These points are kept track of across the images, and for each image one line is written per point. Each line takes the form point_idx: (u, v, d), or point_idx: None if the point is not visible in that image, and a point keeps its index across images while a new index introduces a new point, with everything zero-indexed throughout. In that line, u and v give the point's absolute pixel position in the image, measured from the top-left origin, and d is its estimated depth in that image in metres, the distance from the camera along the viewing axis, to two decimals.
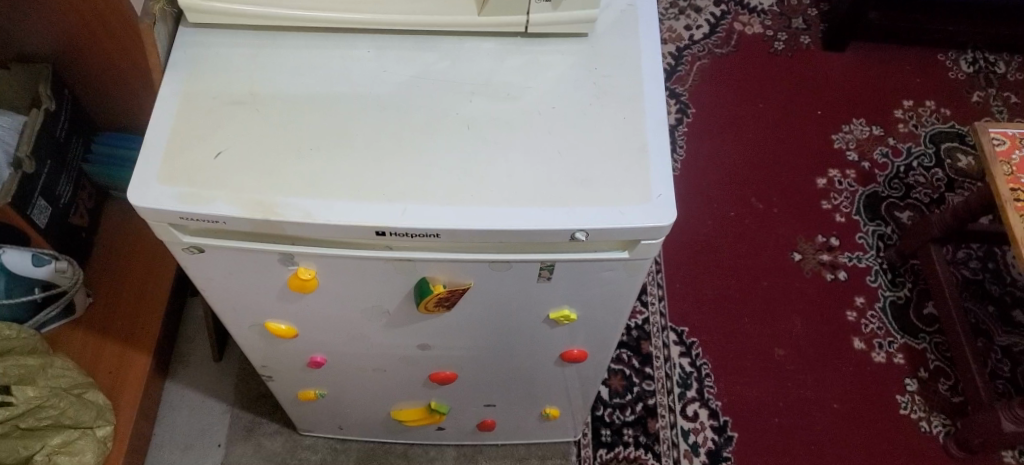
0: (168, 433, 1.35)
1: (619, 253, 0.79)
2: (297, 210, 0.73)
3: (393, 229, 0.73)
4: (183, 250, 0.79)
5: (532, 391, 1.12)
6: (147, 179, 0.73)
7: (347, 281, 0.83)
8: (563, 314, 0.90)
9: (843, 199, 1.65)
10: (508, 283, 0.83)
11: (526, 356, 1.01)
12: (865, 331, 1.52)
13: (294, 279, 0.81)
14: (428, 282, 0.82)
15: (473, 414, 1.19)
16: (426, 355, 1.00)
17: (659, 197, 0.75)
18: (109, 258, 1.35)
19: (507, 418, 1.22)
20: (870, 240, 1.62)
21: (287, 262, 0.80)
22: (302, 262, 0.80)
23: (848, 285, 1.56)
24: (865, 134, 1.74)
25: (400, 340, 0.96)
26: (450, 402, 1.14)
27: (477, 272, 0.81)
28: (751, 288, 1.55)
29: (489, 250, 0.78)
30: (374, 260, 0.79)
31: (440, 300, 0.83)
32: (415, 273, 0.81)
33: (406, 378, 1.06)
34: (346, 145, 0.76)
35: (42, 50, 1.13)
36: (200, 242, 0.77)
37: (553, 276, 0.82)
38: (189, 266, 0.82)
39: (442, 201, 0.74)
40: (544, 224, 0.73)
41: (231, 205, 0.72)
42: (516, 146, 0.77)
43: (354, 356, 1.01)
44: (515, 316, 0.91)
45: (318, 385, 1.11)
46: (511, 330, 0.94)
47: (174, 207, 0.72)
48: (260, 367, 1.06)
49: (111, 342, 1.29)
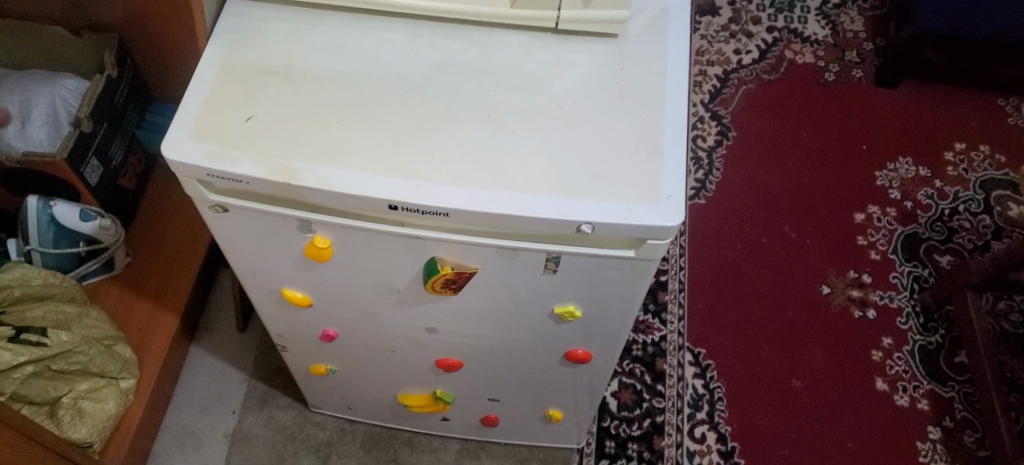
0: (187, 396, 1.40)
1: (626, 251, 0.80)
2: (316, 177, 0.76)
3: (406, 205, 0.76)
4: (207, 208, 0.82)
5: (535, 390, 1.13)
6: (180, 135, 0.77)
7: (359, 254, 0.85)
8: (567, 309, 0.91)
9: (880, 237, 1.63)
10: (515, 272, 0.85)
11: (530, 353, 1.03)
12: (889, 372, 1.48)
13: (310, 247, 0.85)
14: (437, 263, 0.84)
15: (477, 407, 1.21)
16: (433, 340, 1.02)
17: (668, 197, 0.76)
18: (151, 221, 1.41)
19: (511, 416, 1.23)
20: (905, 281, 1.58)
21: (304, 229, 0.83)
22: (318, 230, 0.83)
23: (876, 325, 1.53)
24: (911, 174, 1.71)
25: (408, 321, 0.98)
26: (456, 392, 1.16)
27: (484, 258, 0.83)
28: (775, 317, 1.53)
29: (497, 236, 0.80)
30: (386, 235, 0.81)
31: (447, 282, 0.85)
32: (424, 253, 0.83)
33: (413, 362, 1.08)
34: (370, 121, 0.79)
35: (111, 19, 1.19)
36: (223, 201, 0.81)
37: (559, 269, 0.83)
38: (211, 225, 0.86)
39: (456, 183, 0.77)
40: (551, 215, 0.75)
41: (255, 167, 0.76)
42: (535, 137, 0.79)
43: (364, 334, 1.03)
44: (520, 308, 0.92)
45: (329, 361, 1.14)
46: (516, 323, 0.95)
47: (200, 163, 0.76)
48: (273, 335, 1.09)
49: (144, 301, 1.35)
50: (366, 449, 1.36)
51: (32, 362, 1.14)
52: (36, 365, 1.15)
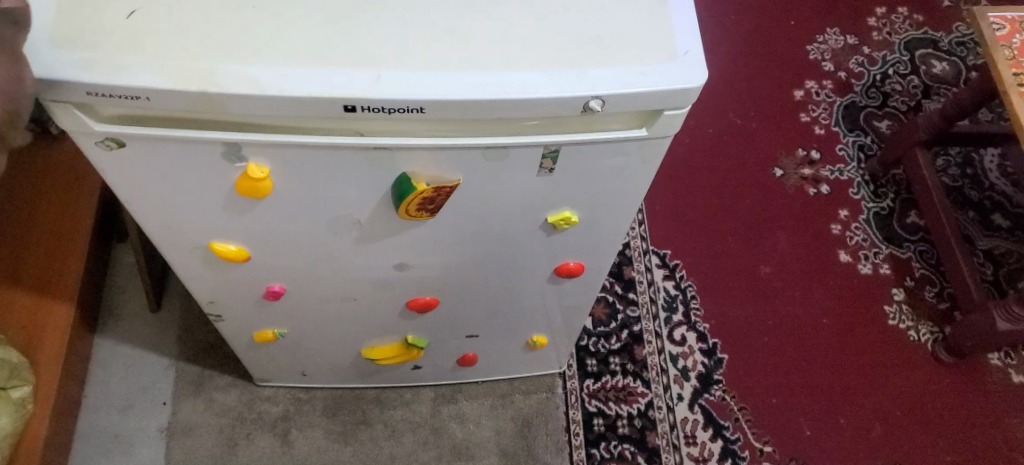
0: (105, 393, 1.20)
1: (636, 132, 0.67)
2: (242, 80, 0.58)
3: (366, 103, 0.59)
4: (95, 144, 0.64)
5: (519, 317, 1.01)
6: (45, 45, 0.58)
7: (311, 182, 0.69)
8: (564, 217, 0.78)
9: (821, 111, 1.57)
10: (505, 178, 0.71)
11: (516, 274, 0.90)
12: (851, 243, 1.44)
13: (244, 180, 0.67)
14: (410, 180, 0.69)
15: (454, 348, 1.08)
16: (404, 277, 0.87)
17: (686, 54, 0.63)
18: (13, 198, 1.16)
19: (489, 351, 1.11)
20: (851, 151, 1.54)
21: (233, 157, 0.65)
22: (251, 157, 0.66)
23: (830, 198, 1.48)
24: (840, 44, 1.66)
25: (373, 260, 0.83)
26: (429, 336, 1.03)
27: (469, 165, 0.68)
28: (732, 206, 1.46)
29: (482, 133, 0.66)
30: (342, 151, 0.65)
31: (423, 202, 0.71)
32: (394, 169, 0.68)
33: (380, 308, 0.94)
34: (300, 5, 0.62)
35: None
36: (116, 131, 0.62)
37: (557, 167, 0.70)
38: (112, 171, 0.67)
39: (424, 67, 0.60)
40: (552, 92, 0.61)
41: (156, 74, 0.57)
42: (511, 3, 0.64)
43: (320, 283, 0.87)
44: (508, 223, 0.79)
45: (277, 324, 0.97)
46: (503, 241, 0.82)
47: (77, 78, 0.57)
48: (208, 303, 0.92)
49: (23, 293, 1.11)
50: (329, 417, 1.21)
51: None
52: None
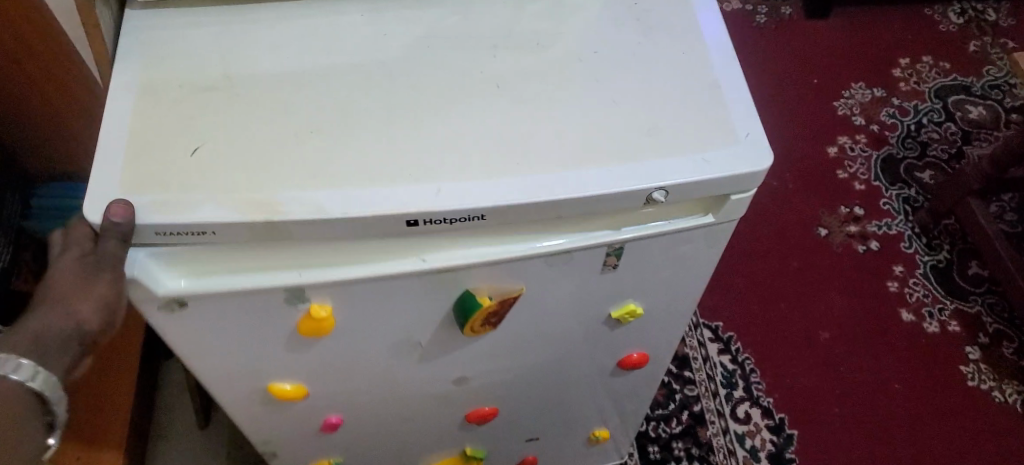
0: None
1: (703, 218, 0.65)
2: (305, 205, 0.57)
3: (430, 217, 0.58)
4: (160, 307, 0.61)
5: (580, 414, 0.98)
6: (107, 188, 0.57)
7: (369, 311, 0.67)
8: (629, 309, 0.75)
9: (859, 166, 1.55)
10: (567, 279, 0.69)
11: (578, 372, 0.86)
12: (911, 301, 1.39)
13: (307, 320, 0.65)
14: (473, 295, 0.67)
15: (513, 452, 1.04)
16: (464, 390, 0.84)
17: (747, 136, 0.62)
18: None
19: (549, 450, 1.06)
20: (896, 205, 1.51)
21: (296, 300, 0.63)
22: (315, 297, 0.63)
23: (882, 255, 1.44)
24: (868, 97, 1.64)
25: (434, 375, 0.79)
26: (488, 445, 0.99)
27: (530, 271, 0.66)
28: (782, 271, 1.42)
29: (542, 235, 0.64)
30: (407, 278, 0.63)
31: (488, 315, 0.68)
32: (455, 287, 0.66)
33: (437, 423, 0.90)
34: (352, 122, 0.61)
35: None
36: (179, 291, 0.59)
37: (620, 263, 0.68)
38: (166, 330, 0.65)
39: (483, 175, 0.59)
40: (617, 188, 0.59)
41: (221, 208, 0.56)
42: (562, 99, 0.63)
43: (379, 408, 0.85)
44: (570, 323, 0.76)
45: (332, 454, 0.94)
46: (565, 340, 0.79)
47: (142, 219, 0.56)
48: (262, 442, 0.88)
49: None
50: None
51: None
52: None
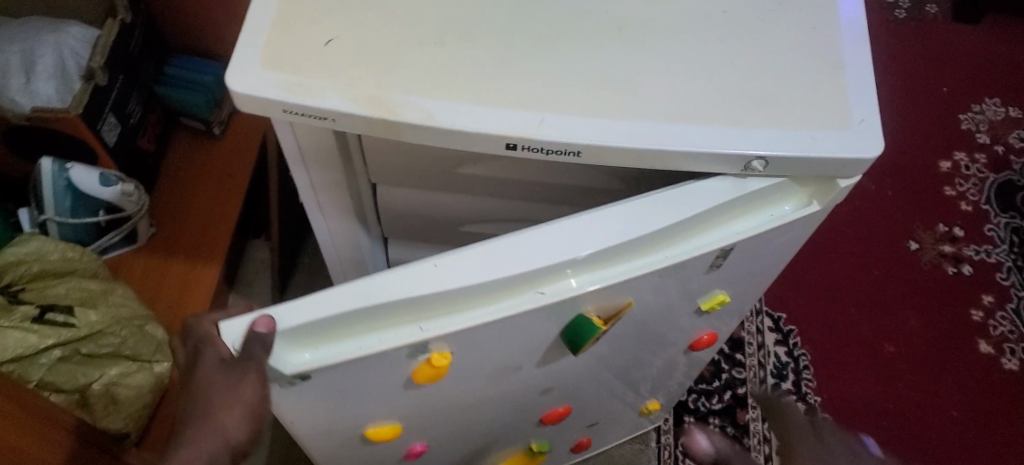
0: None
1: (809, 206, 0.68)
2: (417, 110, 0.60)
3: (527, 143, 0.61)
4: (280, 384, 0.59)
5: (642, 394, 1.02)
6: (246, 61, 0.61)
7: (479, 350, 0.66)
8: (718, 300, 0.77)
9: (969, 186, 1.49)
10: (674, 283, 0.69)
11: (651, 360, 0.89)
12: (993, 333, 1.35)
13: (425, 366, 0.64)
14: (586, 318, 0.67)
15: (571, 439, 1.09)
16: (547, 398, 0.87)
17: (861, 122, 0.63)
18: (173, 189, 1.25)
19: (603, 429, 1.10)
20: (1002, 233, 1.45)
21: (417, 353, 0.62)
22: (436, 348, 0.62)
23: (973, 281, 1.40)
24: (999, 116, 1.57)
25: (525, 389, 0.82)
26: (550, 441, 1.05)
27: (642, 285, 0.66)
28: (861, 277, 1.39)
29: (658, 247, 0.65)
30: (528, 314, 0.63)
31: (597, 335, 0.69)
32: (571, 312, 0.65)
33: (517, 428, 0.94)
34: (478, 39, 0.63)
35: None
36: (311, 367, 0.58)
37: (727, 260, 0.69)
38: (279, 403, 0.62)
39: (586, 113, 0.61)
40: (718, 150, 0.61)
41: (341, 98, 0.60)
42: (680, 51, 0.64)
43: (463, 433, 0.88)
44: (663, 324, 0.78)
45: None
46: (657, 335, 0.81)
47: (270, 96, 0.60)
48: None
49: (177, 261, 1.20)
50: None
51: (58, 346, 0.98)
52: (64, 349, 0.99)
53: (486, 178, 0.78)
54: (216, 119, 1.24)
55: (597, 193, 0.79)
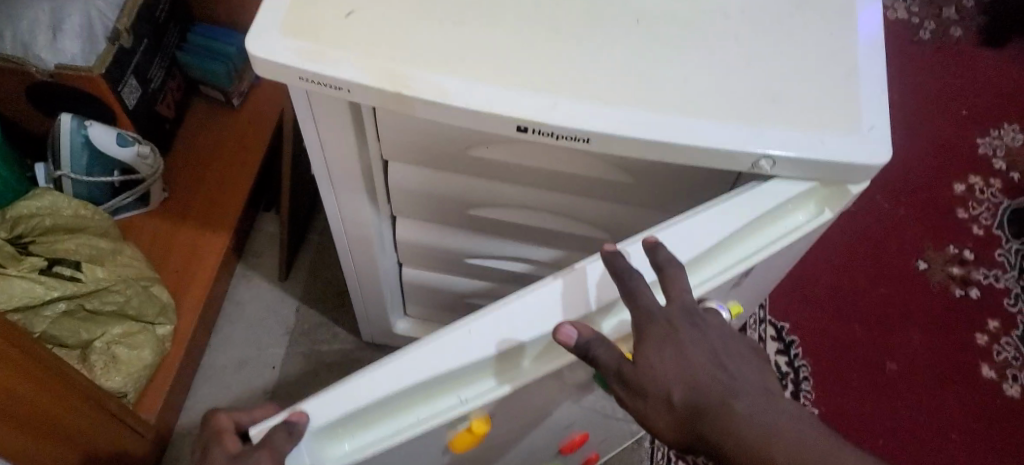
0: (233, 376, 1.28)
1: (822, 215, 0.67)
2: (431, 86, 0.61)
3: (537, 127, 0.61)
4: None
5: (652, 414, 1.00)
6: (267, 26, 0.62)
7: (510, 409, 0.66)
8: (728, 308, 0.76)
9: (983, 210, 1.48)
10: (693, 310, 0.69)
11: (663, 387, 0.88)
12: (997, 359, 1.34)
13: (464, 435, 0.65)
14: None
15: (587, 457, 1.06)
16: (571, 430, 0.84)
17: (870, 129, 0.63)
18: (189, 156, 1.26)
19: (610, 448, 1.08)
20: (1012, 259, 1.44)
21: (458, 422, 0.62)
22: (475, 416, 0.62)
23: (980, 305, 1.39)
24: (1017, 143, 1.56)
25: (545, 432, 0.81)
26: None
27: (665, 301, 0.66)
28: (866, 293, 1.39)
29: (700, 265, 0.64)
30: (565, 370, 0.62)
31: None
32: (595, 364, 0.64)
33: (535, 459, 0.93)
34: (496, 21, 0.64)
35: None
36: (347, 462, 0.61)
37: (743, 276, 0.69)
38: None
39: (597, 101, 0.61)
40: (726, 146, 0.61)
41: (358, 69, 0.61)
42: (697, 46, 0.64)
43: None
44: None
45: None
46: None
47: (288, 63, 0.61)
48: None
49: (187, 226, 1.21)
50: None
51: (64, 298, 0.99)
52: (68, 303, 1.00)
53: (497, 162, 0.78)
54: (235, 90, 1.25)
55: (608, 186, 0.79)
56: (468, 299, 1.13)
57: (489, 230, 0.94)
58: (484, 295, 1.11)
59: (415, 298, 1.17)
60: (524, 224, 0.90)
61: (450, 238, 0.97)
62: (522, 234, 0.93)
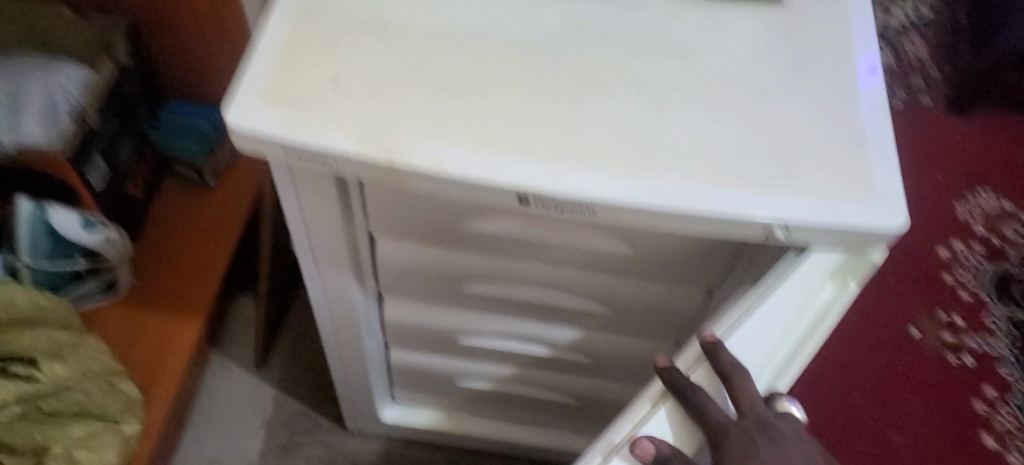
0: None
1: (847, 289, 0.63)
2: (425, 156, 0.58)
3: (541, 197, 0.58)
4: None
5: None
6: (248, 101, 0.59)
7: None
8: None
9: (969, 276, 1.47)
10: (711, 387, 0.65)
11: None
12: (998, 428, 1.30)
13: None
14: None
15: None
16: None
17: (884, 193, 0.60)
18: (160, 240, 1.21)
19: None
20: (1004, 325, 1.41)
21: None
22: None
23: (977, 373, 1.36)
24: (994, 209, 1.57)
25: None
26: None
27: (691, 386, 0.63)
28: (862, 363, 1.36)
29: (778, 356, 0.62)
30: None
31: None
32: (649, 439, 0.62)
33: None
34: (491, 89, 0.61)
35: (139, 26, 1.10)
36: None
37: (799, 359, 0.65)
38: None
39: (602, 168, 0.58)
40: (739, 212, 0.58)
41: (348, 140, 0.58)
42: (698, 110, 0.62)
43: None
44: None
45: None
46: None
47: (272, 134, 0.58)
48: None
49: (157, 313, 1.15)
50: None
51: (19, 400, 0.94)
52: (24, 404, 0.95)
53: (490, 235, 0.75)
54: (207, 168, 1.20)
55: (608, 257, 0.76)
56: (460, 380, 1.07)
57: (483, 307, 0.90)
58: (478, 376, 1.06)
59: (404, 382, 1.11)
60: (518, 298, 0.86)
61: (442, 316, 0.93)
62: (516, 310, 0.89)
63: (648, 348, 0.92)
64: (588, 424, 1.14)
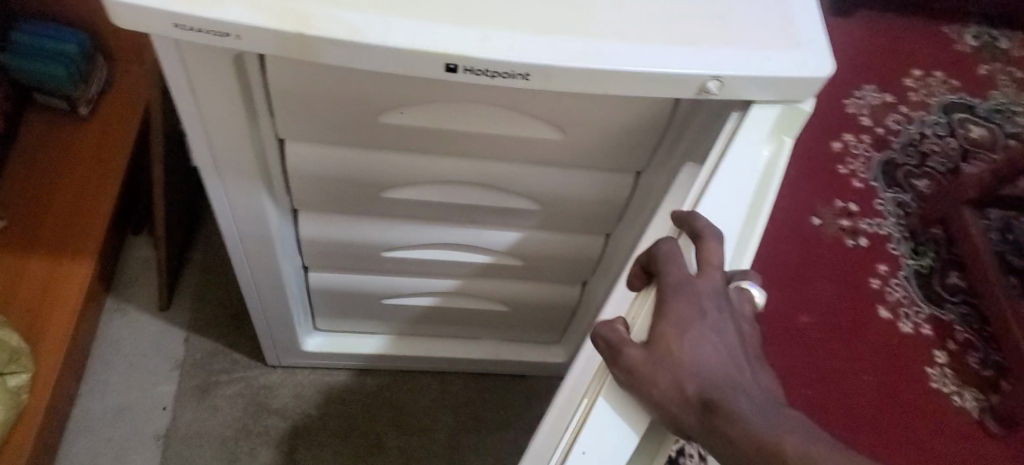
0: (115, 425, 1.12)
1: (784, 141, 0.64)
2: (340, 24, 0.53)
3: (470, 64, 0.55)
4: None
5: None
6: None
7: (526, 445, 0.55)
8: None
9: (859, 164, 1.55)
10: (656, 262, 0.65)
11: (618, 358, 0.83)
12: (891, 299, 1.39)
13: None
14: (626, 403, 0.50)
15: None
16: None
17: (810, 43, 0.60)
18: (32, 178, 1.10)
19: None
20: (890, 207, 1.50)
21: None
22: None
23: (869, 252, 1.44)
24: (878, 101, 1.64)
25: None
26: None
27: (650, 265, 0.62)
28: (769, 252, 1.41)
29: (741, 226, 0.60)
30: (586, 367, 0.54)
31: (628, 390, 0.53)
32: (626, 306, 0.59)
33: None
34: None
35: None
36: None
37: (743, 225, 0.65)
38: None
39: (533, 32, 0.56)
40: (673, 69, 0.57)
41: (250, 10, 0.52)
42: None
43: None
44: None
45: None
46: None
47: (158, 4, 0.52)
48: None
49: (38, 257, 1.05)
50: (342, 438, 1.16)
51: None
52: None
53: (410, 128, 0.71)
54: (81, 96, 1.10)
55: (536, 144, 0.74)
56: (386, 299, 1.04)
57: (407, 213, 0.86)
58: (402, 292, 1.02)
59: (324, 307, 1.06)
60: (445, 200, 0.83)
61: (363, 228, 0.88)
62: (441, 213, 0.86)
63: (576, 243, 0.92)
64: (518, 332, 1.14)
